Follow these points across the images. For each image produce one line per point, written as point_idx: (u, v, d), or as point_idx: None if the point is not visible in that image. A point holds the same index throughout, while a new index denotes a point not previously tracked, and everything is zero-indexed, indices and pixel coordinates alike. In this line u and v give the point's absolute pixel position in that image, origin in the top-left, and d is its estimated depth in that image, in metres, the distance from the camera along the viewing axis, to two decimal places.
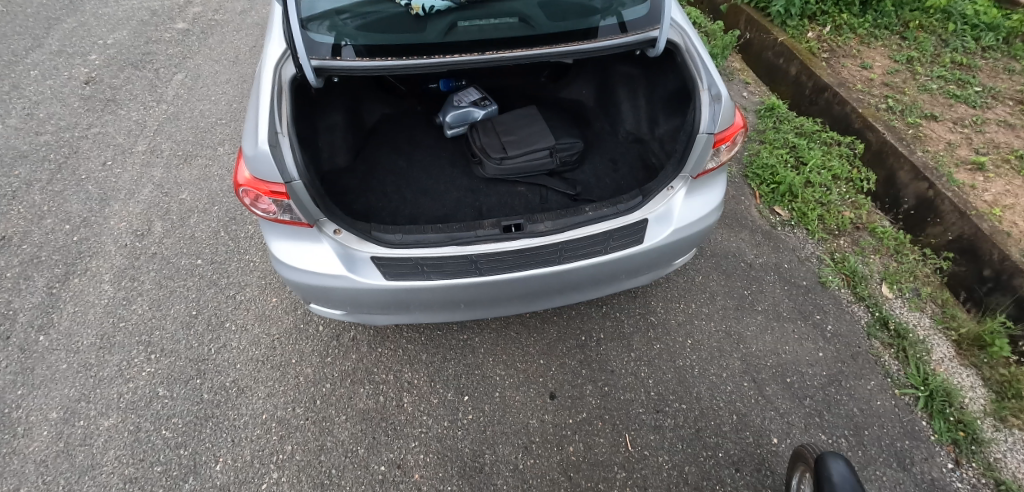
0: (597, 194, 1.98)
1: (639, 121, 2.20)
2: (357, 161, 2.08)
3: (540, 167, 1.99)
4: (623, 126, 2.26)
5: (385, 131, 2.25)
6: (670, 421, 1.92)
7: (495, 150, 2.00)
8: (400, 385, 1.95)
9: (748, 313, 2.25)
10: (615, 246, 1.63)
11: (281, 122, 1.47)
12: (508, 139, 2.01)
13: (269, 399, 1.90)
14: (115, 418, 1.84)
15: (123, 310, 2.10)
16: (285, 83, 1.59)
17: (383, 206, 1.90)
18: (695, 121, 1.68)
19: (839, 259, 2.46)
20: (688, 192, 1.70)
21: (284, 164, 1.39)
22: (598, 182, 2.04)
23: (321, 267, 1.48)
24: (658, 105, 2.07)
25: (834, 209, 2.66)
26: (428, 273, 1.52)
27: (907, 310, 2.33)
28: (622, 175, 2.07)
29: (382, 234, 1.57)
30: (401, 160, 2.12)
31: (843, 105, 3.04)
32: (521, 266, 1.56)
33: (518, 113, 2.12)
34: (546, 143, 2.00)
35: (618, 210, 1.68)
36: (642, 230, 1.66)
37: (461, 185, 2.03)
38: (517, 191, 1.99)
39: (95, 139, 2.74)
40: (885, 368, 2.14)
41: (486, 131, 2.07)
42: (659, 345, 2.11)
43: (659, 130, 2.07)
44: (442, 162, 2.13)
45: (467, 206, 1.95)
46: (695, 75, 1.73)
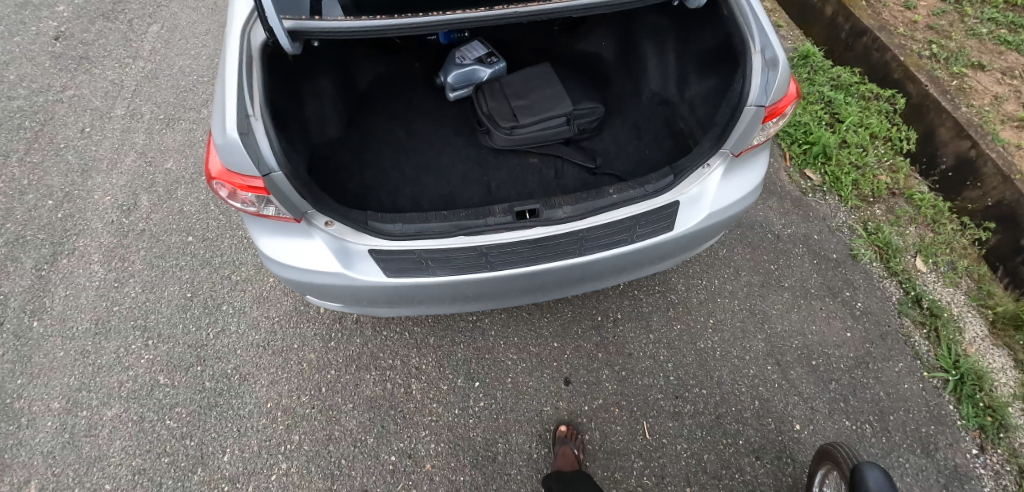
0: (619, 170, 1.83)
1: (665, 79, 1.98)
2: (355, 132, 1.91)
3: (553, 136, 1.82)
4: (648, 86, 2.04)
5: (383, 93, 2.04)
6: (690, 408, 1.85)
7: (508, 117, 1.78)
8: (407, 370, 1.88)
9: (774, 290, 2.12)
10: (643, 234, 1.46)
11: (254, 102, 1.24)
12: (518, 105, 1.79)
13: (272, 386, 1.86)
14: (117, 407, 1.85)
15: (115, 293, 2.05)
16: (257, 52, 1.35)
17: (384, 184, 1.75)
18: (743, 91, 1.47)
19: (874, 229, 2.31)
20: (727, 171, 1.51)
21: (259, 153, 1.19)
22: (619, 150, 1.89)
23: (314, 264, 1.33)
24: (689, 63, 1.84)
25: (870, 173, 2.48)
26: (432, 268, 1.37)
27: (942, 285, 2.21)
28: (644, 144, 1.90)
29: (384, 225, 1.41)
30: (402, 129, 1.94)
31: (882, 52, 2.78)
32: (537, 259, 1.40)
33: (531, 72, 1.88)
34: (564, 110, 1.78)
35: (647, 191, 1.51)
36: (673, 214, 1.48)
37: (468, 156, 1.87)
38: (530, 164, 1.84)
39: (70, 103, 2.54)
40: (915, 349, 2.05)
41: (494, 95, 1.84)
42: (679, 325, 2.01)
43: (685, 91, 1.86)
44: (447, 129, 1.94)
45: (474, 182, 1.80)
46: (745, 33, 1.49)
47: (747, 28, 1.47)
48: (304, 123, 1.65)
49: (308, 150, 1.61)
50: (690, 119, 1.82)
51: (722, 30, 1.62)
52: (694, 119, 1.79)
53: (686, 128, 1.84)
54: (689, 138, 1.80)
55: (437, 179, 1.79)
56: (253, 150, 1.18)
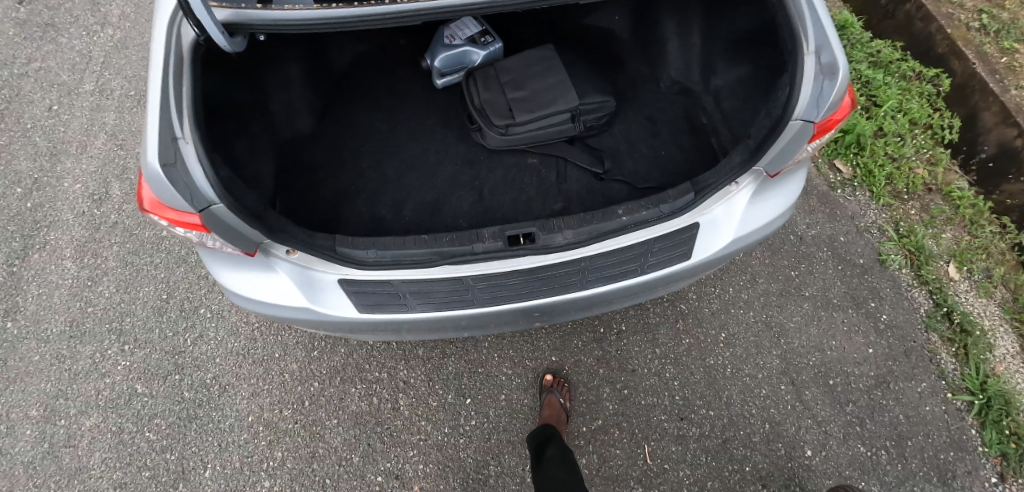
0: (631, 177, 1.54)
1: (687, 66, 1.70)
2: (325, 123, 1.63)
3: (556, 134, 1.55)
4: (666, 71, 1.74)
5: (358, 75, 1.76)
6: (695, 430, 1.74)
7: (505, 116, 1.51)
8: (395, 384, 1.77)
9: (792, 301, 1.96)
10: (654, 263, 1.26)
11: (181, 115, 0.99)
12: (515, 100, 1.52)
13: (253, 399, 1.78)
14: (95, 417, 1.79)
15: (89, 292, 1.95)
16: (188, 45, 1.07)
17: (359, 190, 1.50)
18: (787, 99, 1.18)
19: (906, 231, 2.12)
20: (755, 193, 1.27)
21: (192, 183, 0.95)
22: (630, 149, 1.61)
23: (275, 298, 1.18)
24: (717, 52, 1.59)
25: (906, 165, 2.27)
26: (409, 303, 1.22)
27: (974, 296, 2.04)
28: (659, 145, 1.61)
29: (355, 251, 1.22)
30: (381, 120, 1.67)
31: (927, 22, 2.47)
32: (525, 296, 1.24)
33: (530, 57, 1.59)
34: (569, 109, 1.51)
35: (663, 211, 1.29)
36: (690, 240, 1.27)
37: (458, 153, 1.60)
38: (524, 170, 1.57)
39: (37, 77, 2.37)
40: (941, 367, 1.91)
41: (487, 86, 1.55)
42: (688, 339, 1.87)
43: (714, 85, 1.60)
44: (434, 118, 1.67)
45: (462, 188, 1.53)
46: (798, 26, 1.16)
47: (798, 19, 1.15)
48: (258, 122, 1.40)
49: (266, 156, 1.39)
50: (721, 118, 1.56)
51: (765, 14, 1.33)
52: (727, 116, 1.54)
53: (710, 126, 1.59)
54: (719, 142, 1.54)
55: (416, 187, 1.53)
56: (184, 178, 0.94)
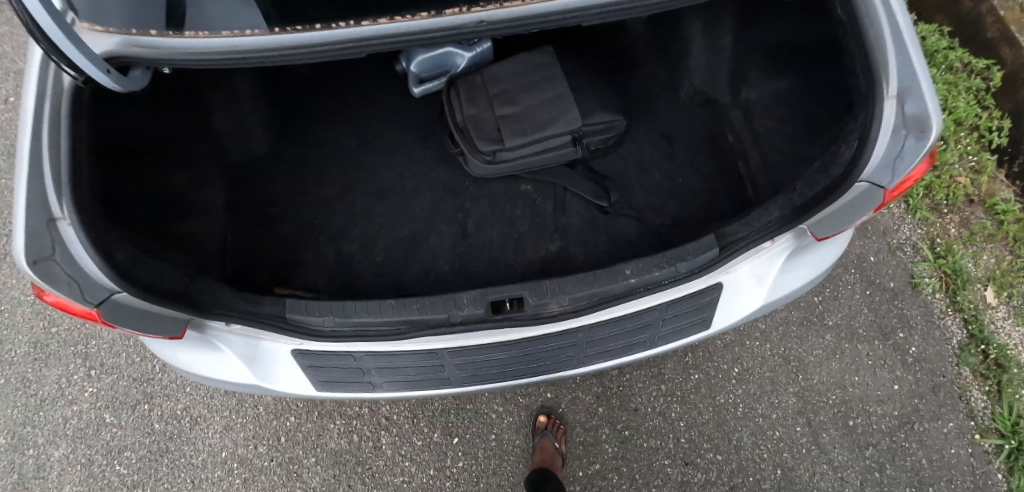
0: (641, 212, 1.32)
1: (711, 71, 1.41)
2: (282, 143, 1.42)
3: (552, 159, 1.30)
4: (687, 75, 1.44)
5: (319, 78, 1.49)
6: (700, 477, 1.62)
7: (492, 141, 1.26)
8: (376, 420, 1.65)
9: (814, 331, 1.76)
10: (665, 333, 1.09)
11: (60, 191, 0.79)
12: (505, 120, 1.26)
13: (227, 433, 1.66)
14: (64, 447, 1.69)
15: (52, 311, 1.81)
16: (68, 86, 0.86)
17: (325, 225, 1.32)
18: (851, 153, 0.90)
19: (943, 251, 1.86)
20: (783, 260, 1.07)
21: (82, 273, 0.78)
22: (640, 175, 1.37)
23: (222, 372, 1.06)
24: (754, 61, 1.32)
25: (947, 172, 1.94)
26: (373, 379, 1.08)
27: (1013, 324, 1.83)
28: (674, 170, 1.36)
29: (309, 317, 1.04)
30: (348, 136, 1.44)
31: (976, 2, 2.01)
32: (506, 372, 1.09)
33: (524, 61, 1.30)
34: (570, 131, 1.25)
35: (680, 271, 1.07)
36: (709, 307, 1.09)
37: (438, 180, 1.39)
38: (517, 199, 1.36)
39: None
40: (970, 406, 1.72)
41: (472, 100, 1.29)
42: (697, 375, 1.70)
43: (746, 99, 1.34)
44: (412, 134, 1.44)
45: (444, 222, 1.33)
46: (873, 57, 0.87)
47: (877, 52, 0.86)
48: (187, 155, 1.20)
49: (201, 197, 1.20)
50: (759, 141, 1.29)
51: (826, 23, 1.01)
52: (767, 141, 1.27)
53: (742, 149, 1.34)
54: (750, 172, 1.30)
55: (390, 221, 1.34)
56: (72, 270, 0.77)
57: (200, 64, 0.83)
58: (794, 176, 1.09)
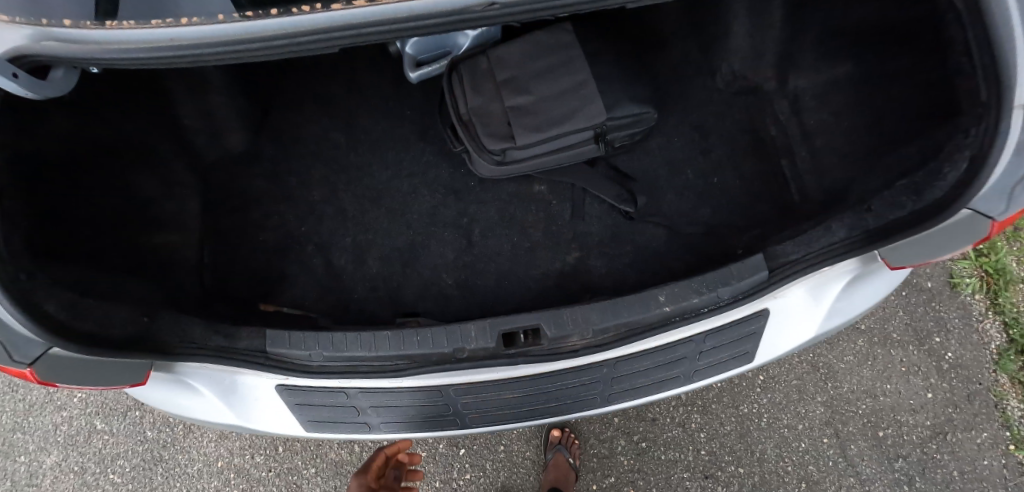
0: (669, 217, 1.17)
1: (754, 53, 1.23)
2: (263, 140, 1.28)
3: (570, 158, 1.14)
4: (727, 56, 1.26)
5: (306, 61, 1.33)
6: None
7: (501, 139, 1.09)
8: None
9: (845, 335, 1.62)
10: (702, 367, 0.96)
11: None
12: (516, 115, 1.09)
13: (222, 441, 1.56)
14: (56, 455, 1.60)
15: None
16: None
17: (317, 234, 1.19)
18: (954, 174, 0.74)
19: (985, 247, 1.65)
20: (840, 287, 0.92)
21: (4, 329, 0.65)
22: (668, 175, 1.21)
23: (199, 409, 0.94)
24: (809, 41, 1.13)
25: None
26: (369, 421, 0.95)
27: None
28: (707, 170, 1.21)
29: (293, 352, 0.90)
30: (339, 129, 1.29)
31: None
32: (519, 414, 0.96)
33: (537, 42, 1.12)
34: (591, 128, 1.08)
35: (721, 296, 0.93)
36: (753, 339, 0.95)
37: (440, 180, 1.23)
38: (530, 203, 1.20)
39: None
40: (1006, 416, 1.57)
41: (478, 89, 1.12)
42: (721, 383, 1.58)
43: (795, 88, 1.19)
44: (410, 125, 1.28)
45: (447, 228, 1.18)
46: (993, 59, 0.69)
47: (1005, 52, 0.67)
48: (150, 157, 1.06)
49: (169, 206, 1.07)
50: (813, 138, 1.14)
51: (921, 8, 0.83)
52: (824, 140, 1.12)
53: (789, 146, 1.19)
54: (799, 174, 1.15)
55: (386, 228, 1.19)
56: None
57: (129, 63, 0.62)
58: (858, 188, 0.94)
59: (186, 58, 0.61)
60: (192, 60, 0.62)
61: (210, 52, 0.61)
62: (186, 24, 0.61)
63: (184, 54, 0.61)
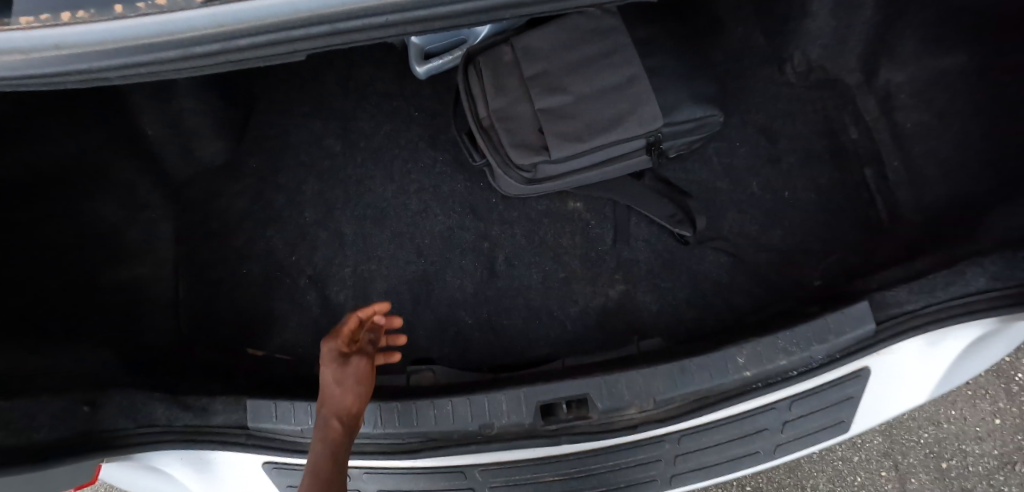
0: (733, 241, 0.98)
1: (836, 39, 1.03)
2: (247, 148, 1.07)
3: (616, 172, 0.93)
4: (802, 43, 1.06)
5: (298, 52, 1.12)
6: None
7: (534, 151, 0.87)
8: None
9: None
10: (785, 441, 0.76)
11: None
12: (552, 119, 0.88)
13: None
14: None
15: None
16: None
17: (310, 262, 1.00)
18: None
19: None
20: (951, 346, 0.75)
21: None
22: (731, 189, 1.01)
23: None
24: (910, 22, 0.94)
25: None
26: None
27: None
28: (777, 182, 1.02)
29: (286, 430, 0.65)
30: (335, 134, 1.08)
31: None
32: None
33: (574, 28, 0.90)
34: (646, 135, 0.87)
35: (814, 357, 0.74)
36: (849, 405, 0.76)
37: (455, 195, 1.02)
38: (563, 223, 1.00)
39: None
40: None
41: (502, 87, 0.90)
42: None
43: (885, 81, 0.99)
44: (418, 129, 1.07)
45: (465, 255, 0.98)
46: None
47: None
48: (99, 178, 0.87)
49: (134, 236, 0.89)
50: (906, 143, 0.95)
51: None
52: (925, 146, 0.91)
53: (878, 152, 0.99)
54: (890, 188, 0.95)
55: (391, 254, 0.99)
56: None
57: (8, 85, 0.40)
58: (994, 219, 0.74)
59: (82, 75, 0.38)
60: (94, 77, 0.39)
61: (118, 66, 0.38)
62: (58, 21, 0.36)
63: (77, 71, 0.38)
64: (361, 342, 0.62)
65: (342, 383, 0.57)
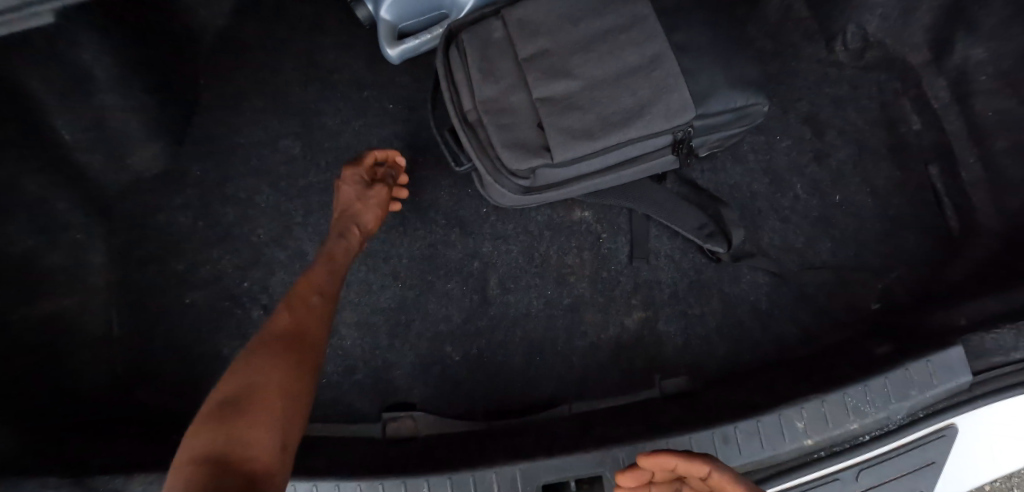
0: (772, 256, 0.82)
1: (900, 8, 0.83)
2: (188, 152, 0.87)
3: (633, 176, 0.76)
4: (857, 14, 0.87)
5: (247, 30, 0.91)
6: None
7: (533, 152, 0.70)
8: None
9: None
10: None
11: None
12: (554, 113, 0.70)
13: None
14: None
15: None
16: None
17: (265, 289, 0.83)
18: None
19: None
20: None
21: None
22: (769, 196, 0.85)
23: None
24: None
25: None
26: None
27: None
28: (824, 183, 0.85)
29: None
30: (292, 133, 0.88)
31: None
32: None
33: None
34: (672, 130, 0.70)
35: (892, 415, 0.58)
36: (929, 473, 0.59)
37: (438, 205, 0.84)
38: (569, 237, 0.83)
39: None
40: None
41: (492, 72, 0.72)
42: None
43: (960, 59, 0.78)
44: (393, 123, 0.88)
45: (450, 277, 0.82)
46: None
47: None
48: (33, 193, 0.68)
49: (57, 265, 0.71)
50: (987, 138, 0.74)
51: None
52: (1011, 141, 0.71)
53: (948, 149, 0.79)
54: (964, 192, 0.76)
55: (361, 278, 0.82)
56: None
57: None
58: None
59: None
60: None
61: None
62: None
63: None
64: (382, 174, 0.77)
65: (363, 198, 0.73)
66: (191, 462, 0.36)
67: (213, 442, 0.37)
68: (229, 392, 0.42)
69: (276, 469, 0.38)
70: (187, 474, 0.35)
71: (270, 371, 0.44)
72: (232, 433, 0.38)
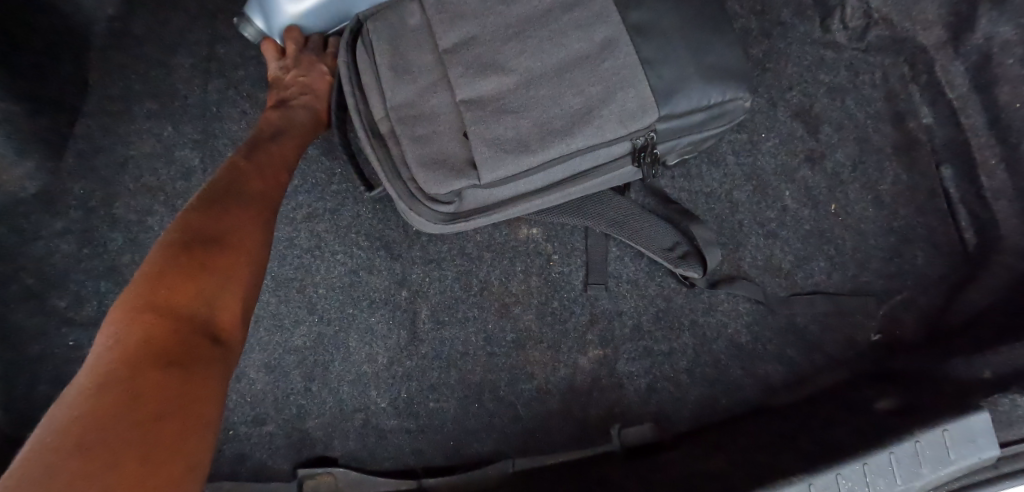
0: (754, 278, 0.70)
1: None
2: (70, 167, 0.74)
3: (580, 191, 0.63)
4: None
5: (140, 18, 0.77)
6: None
7: (455, 169, 0.57)
8: None
9: None
10: None
11: None
12: (482, 117, 0.56)
13: None
14: None
15: None
16: None
17: None
18: None
19: None
20: None
21: None
22: (750, 205, 0.72)
23: None
24: None
25: None
26: None
27: None
28: (818, 191, 0.72)
29: None
30: (193, 141, 0.76)
31: None
32: None
33: None
34: (629, 137, 0.57)
35: None
36: None
37: (360, 223, 0.72)
38: (512, 260, 0.71)
39: None
40: None
41: (406, 67, 0.59)
42: None
43: (982, 40, 0.63)
44: None
45: (374, 310, 0.70)
46: None
47: None
48: None
49: None
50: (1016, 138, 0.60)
51: None
52: None
53: (966, 148, 0.66)
54: (984, 204, 0.64)
55: (271, 313, 0.70)
56: None
57: None
58: None
59: None
60: None
61: None
62: None
63: None
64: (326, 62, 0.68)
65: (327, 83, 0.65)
66: (154, 306, 0.37)
67: (187, 288, 0.39)
68: (186, 237, 0.42)
69: (238, 327, 0.42)
70: (150, 314, 0.36)
71: (230, 229, 0.45)
72: (194, 287, 0.40)
